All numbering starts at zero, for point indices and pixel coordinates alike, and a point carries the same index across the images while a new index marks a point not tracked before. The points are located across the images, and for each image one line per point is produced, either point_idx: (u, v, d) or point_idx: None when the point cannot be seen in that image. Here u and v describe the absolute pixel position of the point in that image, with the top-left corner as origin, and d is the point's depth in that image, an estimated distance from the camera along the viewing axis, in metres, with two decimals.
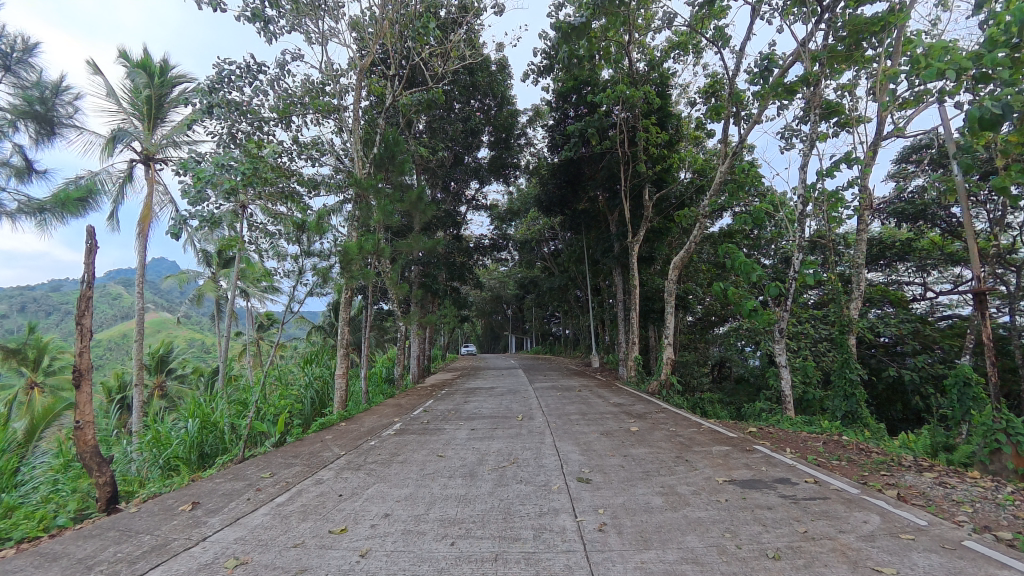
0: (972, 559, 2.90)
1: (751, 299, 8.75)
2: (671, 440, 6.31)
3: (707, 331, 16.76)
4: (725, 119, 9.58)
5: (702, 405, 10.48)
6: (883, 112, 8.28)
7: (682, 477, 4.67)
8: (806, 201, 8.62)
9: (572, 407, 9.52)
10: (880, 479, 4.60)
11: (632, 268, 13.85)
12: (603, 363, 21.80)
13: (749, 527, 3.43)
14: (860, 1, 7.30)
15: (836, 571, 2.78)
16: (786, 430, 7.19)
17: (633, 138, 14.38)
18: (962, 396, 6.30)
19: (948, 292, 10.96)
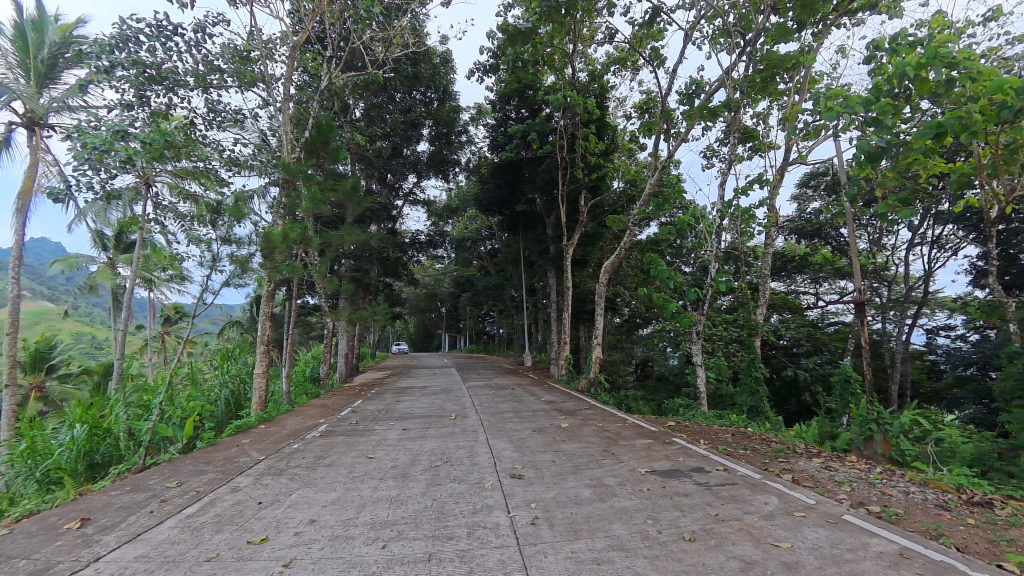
0: (850, 530, 3.38)
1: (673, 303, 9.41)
2: (599, 435, 6.62)
3: (633, 332, 17.78)
4: (656, 135, 10.20)
5: (627, 402, 11.09)
6: (789, 141, 9.28)
7: (608, 469, 4.93)
8: (723, 215, 9.48)
9: (505, 405, 9.60)
10: (778, 465, 5.18)
11: (567, 270, 14.10)
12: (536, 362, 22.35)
13: (668, 513, 3.71)
14: (776, 39, 8.15)
15: (742, 548, 3.10)
16: (700, 424, 7.83)
17: (571, 144, 14.84)
18: (845, 391, 7.24)
19: (837, 301, 12.65)
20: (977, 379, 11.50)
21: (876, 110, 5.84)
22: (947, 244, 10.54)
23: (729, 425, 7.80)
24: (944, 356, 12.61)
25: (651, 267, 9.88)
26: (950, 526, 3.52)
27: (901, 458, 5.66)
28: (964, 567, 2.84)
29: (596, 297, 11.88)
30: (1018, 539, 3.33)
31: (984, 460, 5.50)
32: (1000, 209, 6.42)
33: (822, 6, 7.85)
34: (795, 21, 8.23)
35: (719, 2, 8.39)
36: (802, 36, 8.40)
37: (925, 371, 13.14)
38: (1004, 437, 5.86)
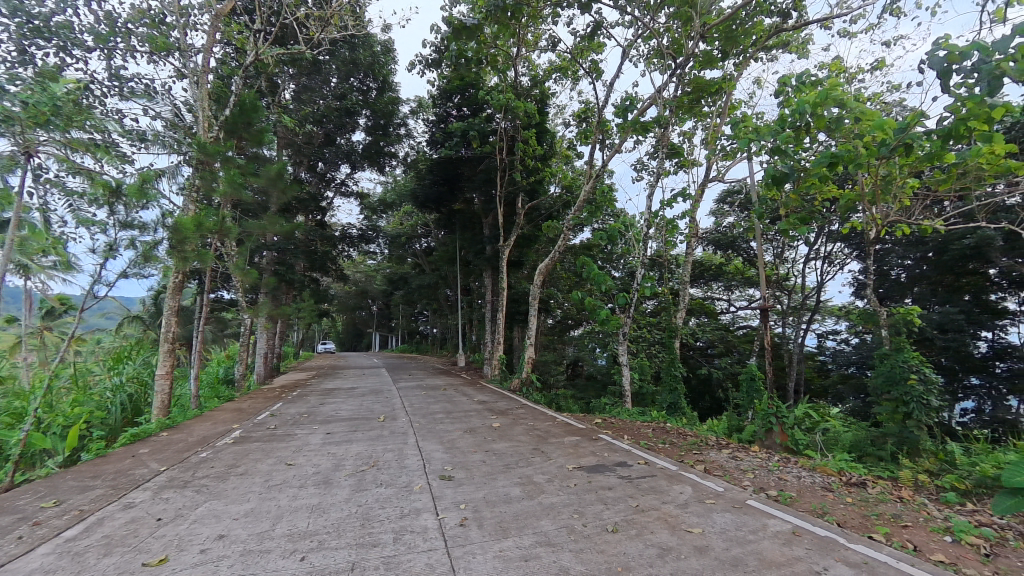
0: (752, 513, 3.77)
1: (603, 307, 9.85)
2: (530, 433, 6.77)
3: (565, 333, 18.37)
4: (592, 143, 10.61)
5: (557, 401, 11.44)
6: (710, 159, 10.12)
7: (538, 467, 5.06)
8: (650, 224, 10.12)
9: (436, 406, 9.46)
10: (692, 457, 5.63)
11: (503, 271, 14.22)
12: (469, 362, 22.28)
13: (593, 507, 3.89)
14: (703, 66, 8.87)
15: (659, 536, 3.33)
16: (624, 421, 8.28)
17: (511, 146, 15.02)
18: (751, 388, 7.97)
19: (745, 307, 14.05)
20: (854, 376, 13.33)
21: (780, 140, 6.58)
22: (835, 259, 12.09)
23: (650, 420, 8.35)
24: (831, 356, 14.52)
25: (584, 270, 10.28)
26: (832, 505, 4.05)
27: (795, 446, 6.42)
28: (842, 540, 3.29)
29: (530, 298, 12.12)
30: (884, 512, 3.91)
31: (859, 446, 6.39)
32: (876, 232, 7.48)
33: (743, 40, 8.65)
34: (719, 50, 8.99)
35: (655, 24, 8.93)
36: (725, 65, 9.21)
37: (816, 369, 15.03)
38: (872, 426, 6.88)
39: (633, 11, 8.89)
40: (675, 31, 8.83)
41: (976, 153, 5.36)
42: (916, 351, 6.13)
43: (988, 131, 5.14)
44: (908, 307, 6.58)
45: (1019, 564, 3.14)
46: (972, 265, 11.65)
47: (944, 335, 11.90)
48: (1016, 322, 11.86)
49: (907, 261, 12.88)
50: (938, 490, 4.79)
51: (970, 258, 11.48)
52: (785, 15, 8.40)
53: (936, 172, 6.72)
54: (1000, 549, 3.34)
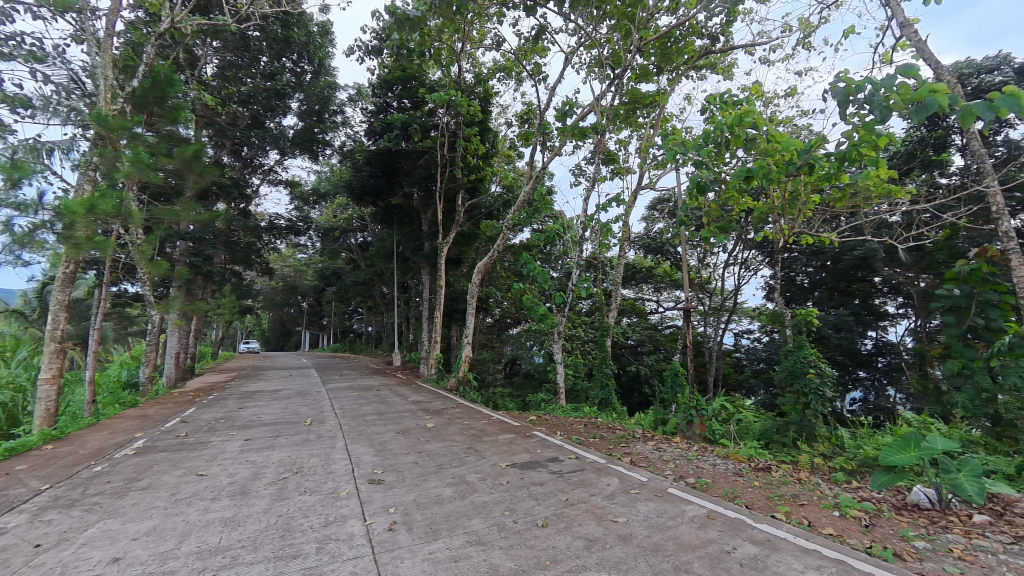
0: (672, 500, 4.01)
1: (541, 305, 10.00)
2: (464, 432, 6.71)
3: (503, 332, 18.46)
4: (533, 145, 10.72)
5: (493, 400, 11.46)
6: (643, 168, 10.64)
7: (471, 466, 5.02)
8: (585, 227, 10.45)
9: (368, 407, 9.09)
10: (620, 450, 5.88)
11: (441, 268, 13.98)
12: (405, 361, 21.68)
13: (524, 503, 3.92)
14: (639, 79, 9.31)
15: (586, 528, 3.43)
16: (558, 417, 8.47)
17: (452, 142, 14.84)
18: (674, 382, 8.38)
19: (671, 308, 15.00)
20: (764, 371, 14.65)
21: (703, 153, 7.05)
22: (751, 265, 13.23)
23: (582, 416, 8.61)
24: (745, 353, 15.91)
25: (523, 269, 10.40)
26: (741, 489, 4.42)
27: (712, 436, 6.93)
28: (750, 520, 3.59)
29: (468, 296, 12.02)
30: (785, 493, 4.33)
31: (766, 434, 7.02)
32: (784, 241, 8.20)
33: (676, 57, 9.19)
34: (655, 65, 9.49)
35: (597, 34, 9.21)
36: (660, 80, 9.73)
37: (732, 365, 16.39)
38: (777, 416, 7.59)
39: (576, 19, 9.11)
40: (615, 43, 9.17)
41: (866, 175, 6.09)
42: (815, 349, 6.80)
43: (876, 156, 5.87)
44: (807, 309, 7.33)
45: (891, 532, 3.61)
46: (861, 273, 13.23)
47: (838, 334, 13.45)
48: (894, 323, 13.64)
49: (810, 268, 14.31)
50: (830, 470, 5.40)
51: (859, 267, 13.04)
52: (714, 39, 9.03)
53: (834, 190, 7.56)
54: (877, 520, 3.82)
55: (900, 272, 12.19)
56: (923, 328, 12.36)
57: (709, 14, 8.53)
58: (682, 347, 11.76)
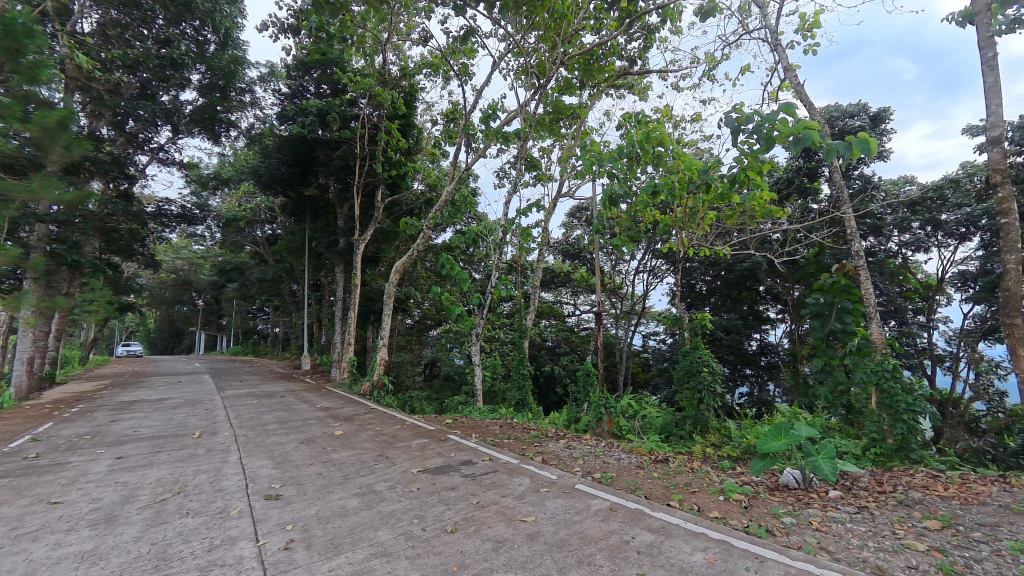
0: (578, 495, 4.18)
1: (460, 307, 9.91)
2: (375, 439, 6.41)
3: (423, 334, 18.05)
4: (457, 145, 10.63)
5: (410, 403, 11.12)
6: (562, 176, 11.04)
7: (380, 474, 4.80)
8: (506, 230, 10.56)
9: (270, 416, 8.33)
10: (533, 450, 6.01)
11: (356, 266, 13.27)
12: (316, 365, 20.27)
13: (434, 509, 3.83)
14: (562, 91, 9.66)
15: (495, 529, 3.43)
16: (473, 419, 8.43)
17: (374, 136, 14.23)
18: (586, 382, 8.57)
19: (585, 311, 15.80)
20: (667, 370, 15.98)
21: (617, 166, 7.46)
22: (657, 273, 14.32)
23: (498, 417, 8.67)
24: (652, 353, 17.19)
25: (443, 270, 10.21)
26: (642, 480, 4.74)
27: (619, 432, 7.38)
28: (648, 510, 3.86)
29: (385, 296, 11.53)
30: (680, 482, 4.73)
31: (667, 428, 7.63)
32: (684, 252, 8.95)
33: (597, 74, 9.69)
34: (578, 80, 9.92)
35: (524, 43, 9.38)
36: (582, 94, 10.18)
37: (640, 364, 17.64)
38: (676, 411, 8.28)
39: (505, 26, 9.21)
40: (542, 54, 9.40)
41: (752, 195, 6.86)
42: (707, 349, 7.49)
43: (759, 180, 6.64)
44: (702, 314, 8.09)
45: (765, 510, 4.09)
46: (748, 282, 14.92)
47: (728, 336, 15.10)
48: (774, 326, 15.59)
49: (708, 277, 15.81)
50: (718, 458, 6.01)
51: (746, 277, 14.70)
52: (632, 61, 9.67)
53: (726, 209, 8.46)
54: (754, 501, 4.32)
55: (779, 282, 13.97)
56: (795, 331, 14.31)
57: (628, 38, 9.11)
58: (594, 349, 12.37)
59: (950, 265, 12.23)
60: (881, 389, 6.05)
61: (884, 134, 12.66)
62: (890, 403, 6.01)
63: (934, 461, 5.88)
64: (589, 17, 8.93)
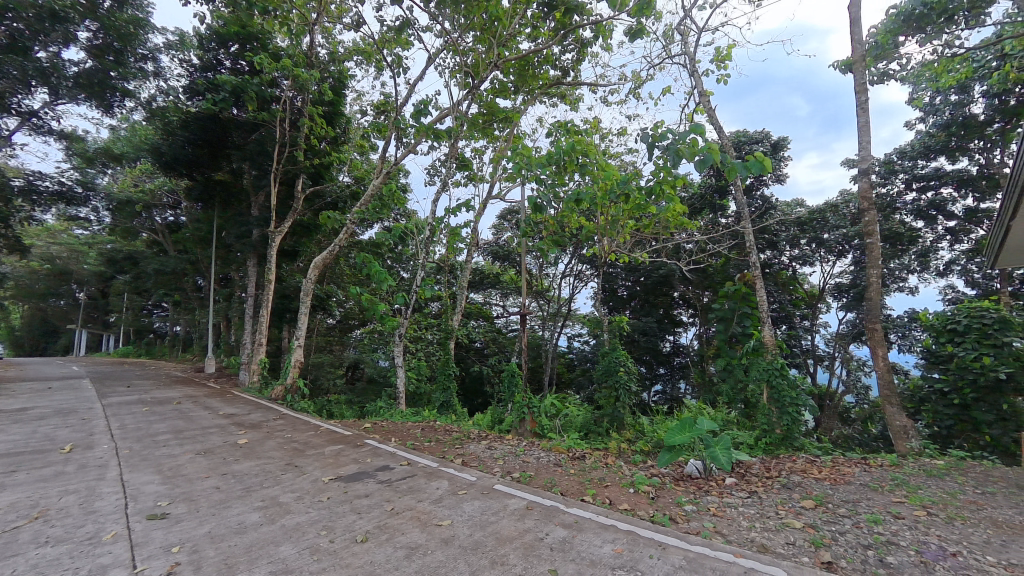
0: (495, 496, 4.22)
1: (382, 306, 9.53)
2: (284, 447, 5.98)
3: (345, 334, 17.17)
4: (387, 138, 10.25)
5: (326, 408, 10.51)
6: (493, 178, 11.09)
7: (286, 485, 4.47)
8: (435, 229, 10.36)
9: (161, 425, 7.43)
10: (453, 452, 5.96)
11: (271, 260, 12.27)
12: (222, 367, 18.46)
13: (344, 519, 3.65)
14: (496, 93, 9.73)
15: (408, 537, 3.35)
16: (394, 422, 8.17)
17: (297, 121, 13.28)
18: (511, 382, 8.70)
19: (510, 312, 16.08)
20: (589, 370, 16.77)
21: (546, 170, 7.62)
22: (583, 277, 14.89)
23: (420, 420, 8.49)
24: (576, 355, 17.97)
25: (365, 267, 9.76)
26: (559, 477, 4.90)
27: (540, 431, 7.58)
28: (563, 506, 3.99)
29: (302, 293, 10.78)
30: (594, 477, 4.96)
31: (586, 425, 7.94)
32: (606, 257, 9.40)
33: (532, 80, 9.88)
34: (512, 84, 10.04)
35: (460, 41, 9.32)
36: (516, 99, 10.31)
37: (565, 365, 18.29)
38: (594, 409, 8.65)
39: (442, 22, 9.07)
40: (477, 54, 9.40)
41: (667, 207, 7.39)
42: (624, 350, 7.91)
43: (672, 194, 7.16)
44: (621, 317, 8.53)
45: (669, 500, 4.43)
46: (664, 288, 16.07)
47: (645, 338, 16.17)
48: (686, 329, 16.95)
49: (628, 282, 16.79)
50: (632, 453, 6.38)
51: (662, 283, 15.83)
52: (565, 72, 10.00)
53: (644, 219, 9.03)
54: (660, 491, 4.65)
55: (690, 288, 15.19)
56: (703, 334, 15.69)
57: (562, 49, 9.40)
58: (519, 350, 12.57)
59: (828, 277, 14.11)
60: (772, 385, 6.81)
61: (781, 160, 14.29)
62: (778, 397, 6.81)
63: (810, 448, 6.74)
64: (527, 24, 9.09)
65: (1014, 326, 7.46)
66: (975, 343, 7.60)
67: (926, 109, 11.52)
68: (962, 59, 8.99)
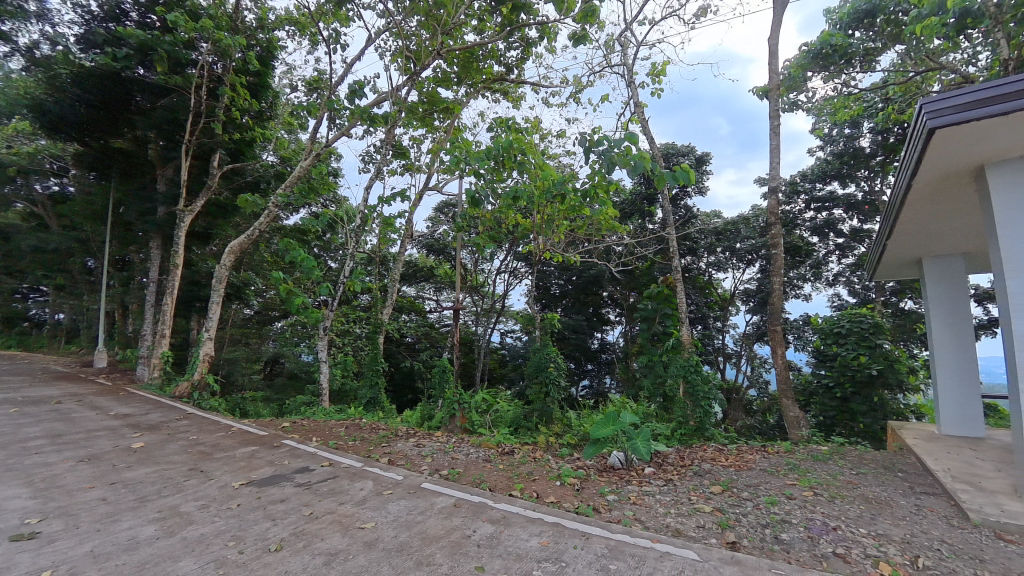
0: (423, 494, 4.17)
1: (302, 297, 8.93)
2: (188, 451, 5.44)
3: (265, 326, 15.97)
4: (318, 118, 9.63)
5: (241, 406, 9.73)
6: (431, 170, 10.86)
7: (189, 493, 4.07)
8: (367, 218, 9.93)
9: (33, 429, 6.43)
10: (379, 451, 5.79)
11: (179, 242, 11.05)
12: (115, 361, 16.36)
13: (257, 527, 3.41)
14: (438, 83, 9.51)
15: (329, 542, 3.21)
16: (316, 421, 7.76)
17: (217, 90, 12.04)
18: (441, 378, 8.63)
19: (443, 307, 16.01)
20: (520, 365, 17.10)
21: (485, 166, 7.58)
22: (518, 274, 15.11)
23: (345, 418, 8.13)
24: (509, 351, 18.23)
25: (288, 255, 9.10)
26: (488, 473, 4.95)
27: (470, 427, 7.59)
28: (491, 501, 4.04)
29: (215, 280, 9.83)
30: (522, 472, 5.07)
31: (515, 421, 8.07)
32: (540, 256, 9.60)
33: (475, 74, 9.77)
34: (456, 75, 9.85)
35: (404, 25, 8.98)
36: (458, 90, 10.10)
37: (498, 360, 18.50)
38: (523, 404, 8.82)
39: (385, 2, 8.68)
40: (420, 40, 9.11)
41: (599, 210, 7.68)
42: (555, 347, 8.15)
43: (606, 198, 7.45)
44: (552, 314, 8.76)
45: (593, 491, 4.65)
46: (594, 287, 16.76)
47: (575, 335, 16.80)
48: (613, 327, 17.83)
49: (561, 280, 17.31)
50: (559, 446, 6.61)
51: (593, 283, 16.51)
52: (509, 69, 10.01)
53: (579, 221, 9.33)
54: (585, 483, 4.87)
55: (618, 289, 16.00)
56: (628, 332, 16.62)
57: (507, 45, 9.37)
58: (451, 346, 12.48)
59: (739, 283, 15.54)
60: (689, 381, 7.37)
61: (704, 173, 15.46)
62: (693, 392, 7.38)
63: (718, 437, 7.40)
64: (473, 16, 8.98)
65: (884, 329, 8.70)
66: (856, 344, 8.77)
67: (825, 139, 13.02)
68: (855, 98, 10.27)
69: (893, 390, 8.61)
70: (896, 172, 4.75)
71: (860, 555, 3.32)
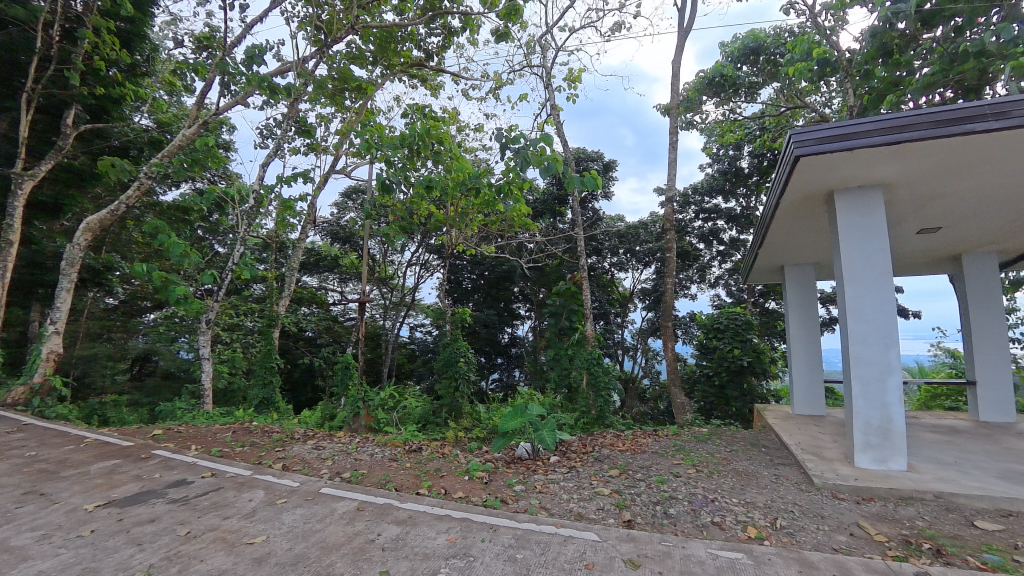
0: (323, 500, 3.91)
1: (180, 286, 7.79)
2: (21, 471, 4.47)
3: (131, 319, 13.68)
4: (206, 81, 8.45)
5: (95, 412, 8.24)
6: (337, 152, 10.13)
7: (22, 523, 3.34)
8: (262, 199, 8.96)
9: None
10: (272, 456, 5.30)
11: (13, 213, 8.99)
12: None
13: (117, 555, 2.92)
14: (352, 60, 8.90)
15: (210, 563, 2.86)
16: (195, 426, 6.85)
17: (72, 31, 9.98)
18: (345, 375, 8.14)
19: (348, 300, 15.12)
20: (430, 360, 16.84)
21: (399, 154, 7.28)
22: (430, 267, 14.82)
23: (231, 422, 7.30)
24: (418, 345, 17.83)
25: (161, 236, 7.85)
26: (394, 473, 4.80)
27: (376, 425, 7.27)
28: (397, 502, 3.93)
29: (65, 263, 8.18)
30: (430, 469, 4.99)
31: (424, 417, 7.91)
32: (454, 249, 9.51)
33: (392, 56, 9.31)
34: (371, 54, 9.28)
35: None
36: (372, 70, 9.55)
37: (406, 355, 17.98)
38: (433, 400, 8.69)
39: None
40: (332, 11, 8.43)
41: (513, 206, 7.82)
42: (465, 341, 8.14)
43: (519, 195, 7.61)
44: (463, 309, 8.75)
45: (501, 483, 4.75)
46: (506, 283, 17.07)
47: (485, 329, 17.00)
48: (523, 321, 18.36)
49: (473, 275, 17.34)
50: (468, 441, 6.64)
51: (505, 279, 16.82)
52: (429, 56, 9.72)
53: (493, 216, 9.41)
54: (493, 476, 4.95)
55: (529, 284, 16.49)
56: (537, 326, 17.25)
57: (428, 31, 9.08)
58: (356, 340, 11.85)
59: (637, 282, 16.93)
60: (592, 373, 7.85)
61: (610, 179, 16.54)
62: (595, 383, 7.89)
63: (617, 424, 8.00)
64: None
65: (753, 326, 10.10)
66: (731, 339, 10.06)
67: (714, 157, 14.68)
68: (738, 124, 11.75)
69: (758, 377, 10.04)
70: (769, 190, 5.52)
71: (732, 522, 3.82)
